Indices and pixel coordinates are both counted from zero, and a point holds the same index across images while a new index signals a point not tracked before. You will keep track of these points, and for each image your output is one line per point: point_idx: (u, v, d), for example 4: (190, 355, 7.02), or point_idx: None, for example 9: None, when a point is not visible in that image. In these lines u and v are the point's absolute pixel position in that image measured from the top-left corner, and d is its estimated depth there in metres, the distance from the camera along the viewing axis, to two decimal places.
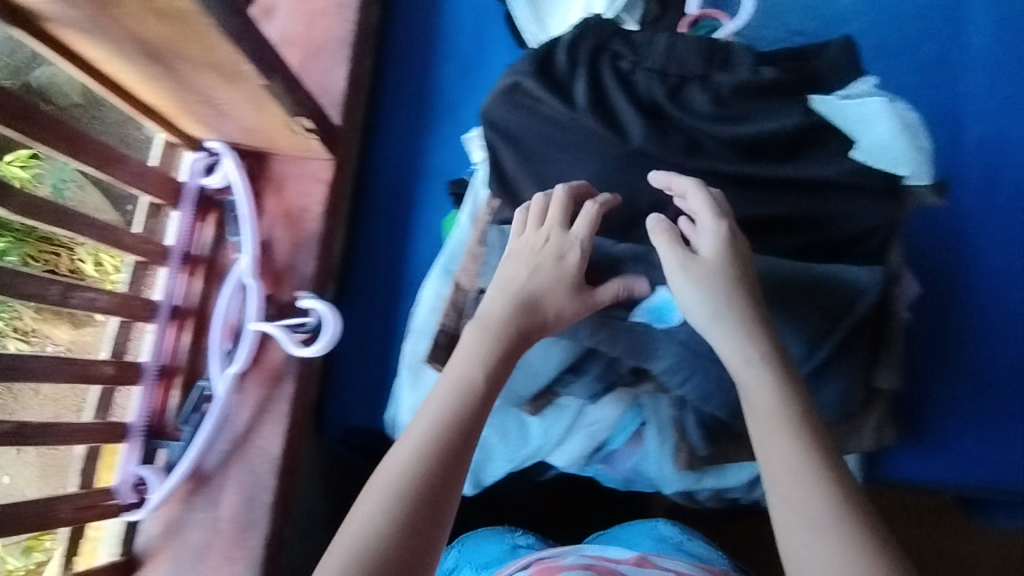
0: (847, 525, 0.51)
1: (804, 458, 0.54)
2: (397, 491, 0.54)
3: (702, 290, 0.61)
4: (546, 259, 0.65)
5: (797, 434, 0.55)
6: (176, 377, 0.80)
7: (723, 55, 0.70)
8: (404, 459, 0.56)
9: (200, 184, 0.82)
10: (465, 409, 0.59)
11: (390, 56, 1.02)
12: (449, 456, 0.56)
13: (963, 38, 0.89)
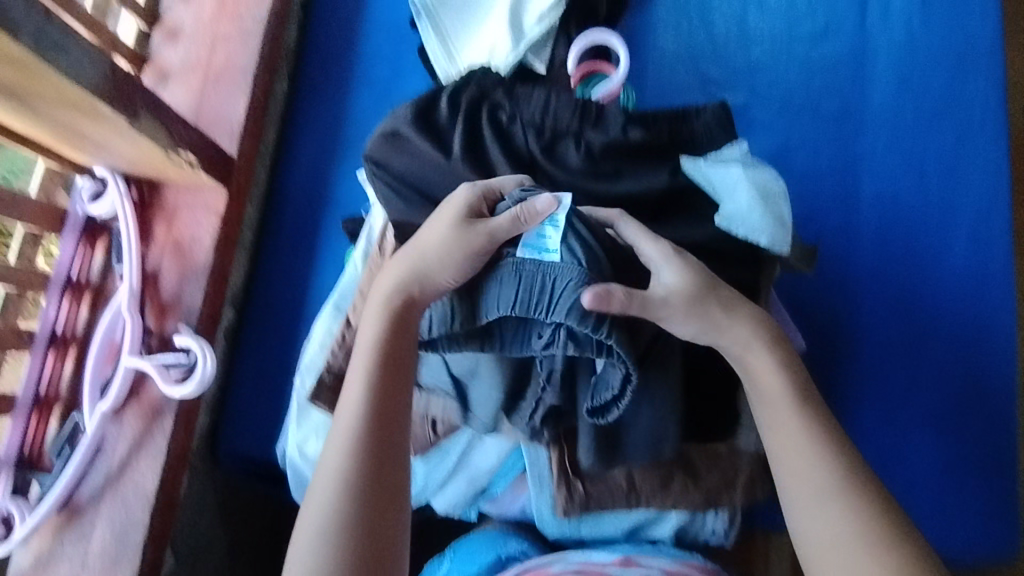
0: (846, 492, 0.59)
1: (802, 443, 0.61)
2: (341, 493, 0.59)
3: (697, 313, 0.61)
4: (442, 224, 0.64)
5: (783, 424, 0.62)
6: (55, 406, 0.80)
7: (597, 112, 0.71)
8: (339, 456, 0.61)
9: (87, 212, 0.81)
10: (381, 393, 0.63)
11: (304, 81, 1.01)
12: (378, 442, 0.61)
13: (864, 92, 0.96)
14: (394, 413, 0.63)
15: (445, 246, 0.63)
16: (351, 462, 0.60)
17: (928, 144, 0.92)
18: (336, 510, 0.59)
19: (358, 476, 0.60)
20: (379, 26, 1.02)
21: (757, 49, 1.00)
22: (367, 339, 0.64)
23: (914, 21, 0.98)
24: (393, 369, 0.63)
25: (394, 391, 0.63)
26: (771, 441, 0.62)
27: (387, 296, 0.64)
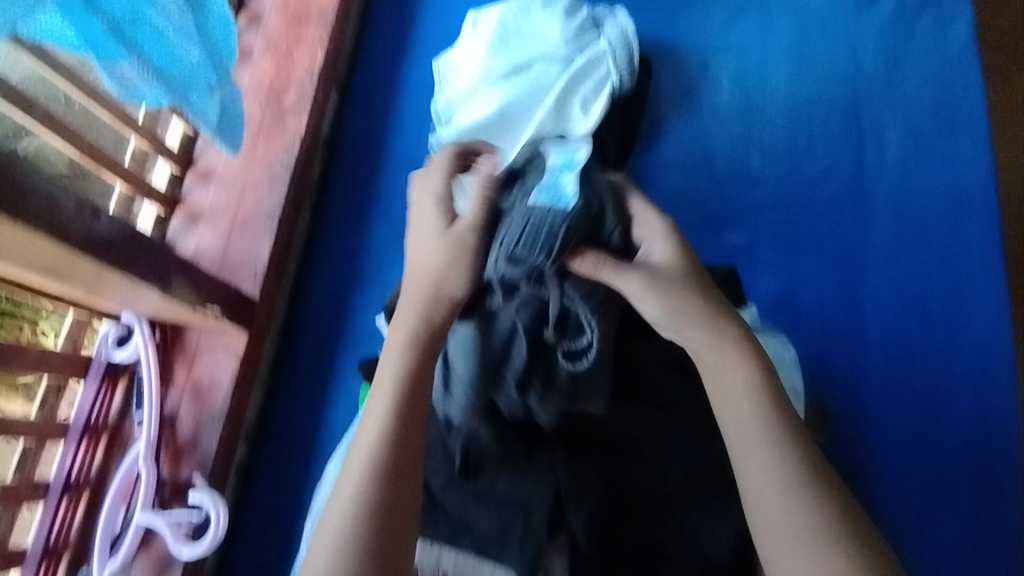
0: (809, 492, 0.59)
1: (767, 443, 0.60)
2: (359, 499, 0.62)
3: (673, 297, 0.65)
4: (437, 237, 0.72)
5: (746, 418, 0.62)
6: (62, 557, 0.79)
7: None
8: (361, 458, 0.64)
9: (110, 356, 0.83)
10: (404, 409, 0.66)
11: (326, 215, 1.07)
12: (399, 453, 0.64)
13: (865, 236, 1.01)
14: (416, 428, 0.66)
15: (438, 254, 0.71)
16: (370, 471, 0.63)
17: (926, 285, 0.98)
18: (351, 515, 0.61)
19: (375, 483, 0.63)
20: (400, 165, 1.08)
21: (760, 189, 1.04)
22: (393, 356, 0.69)
23: (907, 167, 1.04)
24: (416, 387, 0.67)
25: (416, 407, 0.66)
26: (732, 438, 0.63)
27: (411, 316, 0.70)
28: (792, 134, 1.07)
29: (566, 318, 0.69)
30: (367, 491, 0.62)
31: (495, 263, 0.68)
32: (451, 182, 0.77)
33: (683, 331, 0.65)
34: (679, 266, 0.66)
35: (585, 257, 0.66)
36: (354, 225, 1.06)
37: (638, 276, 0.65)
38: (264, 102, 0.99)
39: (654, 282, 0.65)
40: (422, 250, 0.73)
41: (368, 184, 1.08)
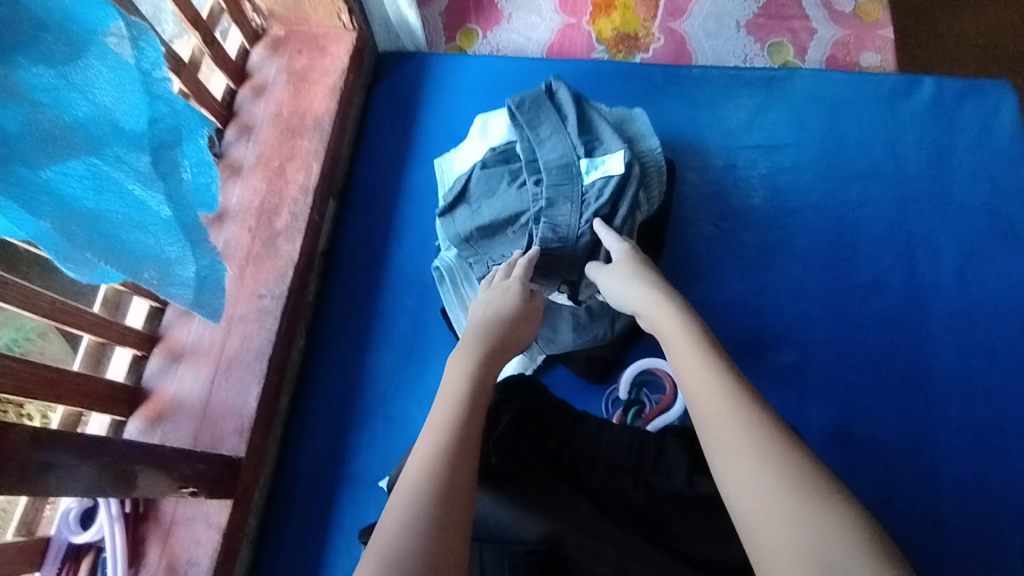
0: (754, 421, 0.57)
1: (714, 392, 0.61)
2: (424, 491, 0.54)
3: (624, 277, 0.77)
4: (500, 290, 0.78)
5: (696, 372, 0.63)
6: None
7: (650, 453, 0.70)
8: (406, 499, 0.54)
9: (71, 538, 0.71)
10: (455, 457, 0.57)
11: (324, 340, 0.97)
12: (452, 493, 0.55)
13: (928, 355, 0.92)
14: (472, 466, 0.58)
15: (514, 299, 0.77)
16: (422, 506, 0.53)
17: (1000, 414, 0.89)
18: (406, 552, 0.50)
19: (430, 515, 0.53)
20: (406, 282, 1.00)
21: (806, 300, 0.96)
22: (442, 413, 0.62)
23: (964, 278, 0.96)
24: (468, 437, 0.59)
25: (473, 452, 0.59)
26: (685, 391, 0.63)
27: (461, 374, 0.66)
28: (834, 240, 0.99)
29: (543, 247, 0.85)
30: (422, 525, 0.52)
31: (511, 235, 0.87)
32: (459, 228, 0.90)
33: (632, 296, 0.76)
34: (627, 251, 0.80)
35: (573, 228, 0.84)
36: (355, 351, 0.96)
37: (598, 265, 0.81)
38: (254, 225, 0.90)
39: (609, 268, 0.79)
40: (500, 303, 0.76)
41: (371, 304, 0.99)
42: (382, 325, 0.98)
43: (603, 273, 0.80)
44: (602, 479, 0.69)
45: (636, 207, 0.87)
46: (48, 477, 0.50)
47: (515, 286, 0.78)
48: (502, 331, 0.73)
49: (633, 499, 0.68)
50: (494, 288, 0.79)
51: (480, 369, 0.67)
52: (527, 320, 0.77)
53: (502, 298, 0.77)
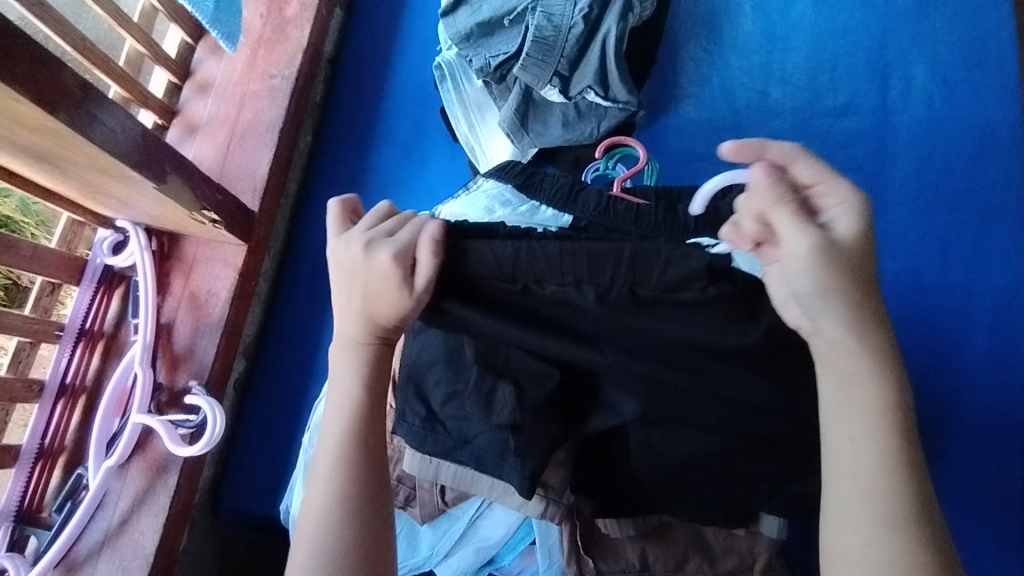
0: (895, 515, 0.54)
1: (880, 471, 0.54)
2: (328, 529, 0.62)
3: (836, 287, 0.55)
4: (372, 264, 0.62)
5: (861, 438, 0.56)
6: (59, 458, 0.79)
7: (637, 260, 0.57)
8: (314, 509, 0.63)
9: (106, 262, 0.82)
10: (353, 469, 0.64)
11: (329, 137, 1.04)
12: (356, 500, 0.64)
13: (886, 172, 0.97)
14: (372, 468, 0.65)
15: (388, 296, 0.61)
16: (332, 513, 0.63)
17: (953, 221, 0.94)
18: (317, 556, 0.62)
19: (335, 524, 0.62)
20: (407, 88, 1.05)
21: (780, 121, 1.02)
22: (337, 419, 0.66)
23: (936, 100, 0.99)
24: (367, 445, 0.65)
25: (371, 455, 0.65)
26: (834, 456, 0.56)
27: (351, 375, 0.66)
28: (814, 67, 1.03)
29: (536, 35, 0.90)
30: (330, 532, 0.62)
31: (510, 21, 0.92)
32: (457, 17, 0.95)
33: (820, 322, 0.56)
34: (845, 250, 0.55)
35: (568, 19, 0.90)
36: (358, 148, 1.03)
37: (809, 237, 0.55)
38: (265, 12, 0.96)
39: (830, 253, 0.55)
40: (377, 301, 0.62)
41: (373, 105, 1.05)
42: (384, 126, 1.04)
43: (814, 256, 0.55)
44: (600, 303, 0.58)
45: (628, 10, 0.90)
46: (94, 129, 0.59)
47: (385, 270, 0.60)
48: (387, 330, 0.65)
49: (624, 313, 0.59)
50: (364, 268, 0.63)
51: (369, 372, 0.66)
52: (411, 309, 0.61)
53: (374, 289, 0.62)
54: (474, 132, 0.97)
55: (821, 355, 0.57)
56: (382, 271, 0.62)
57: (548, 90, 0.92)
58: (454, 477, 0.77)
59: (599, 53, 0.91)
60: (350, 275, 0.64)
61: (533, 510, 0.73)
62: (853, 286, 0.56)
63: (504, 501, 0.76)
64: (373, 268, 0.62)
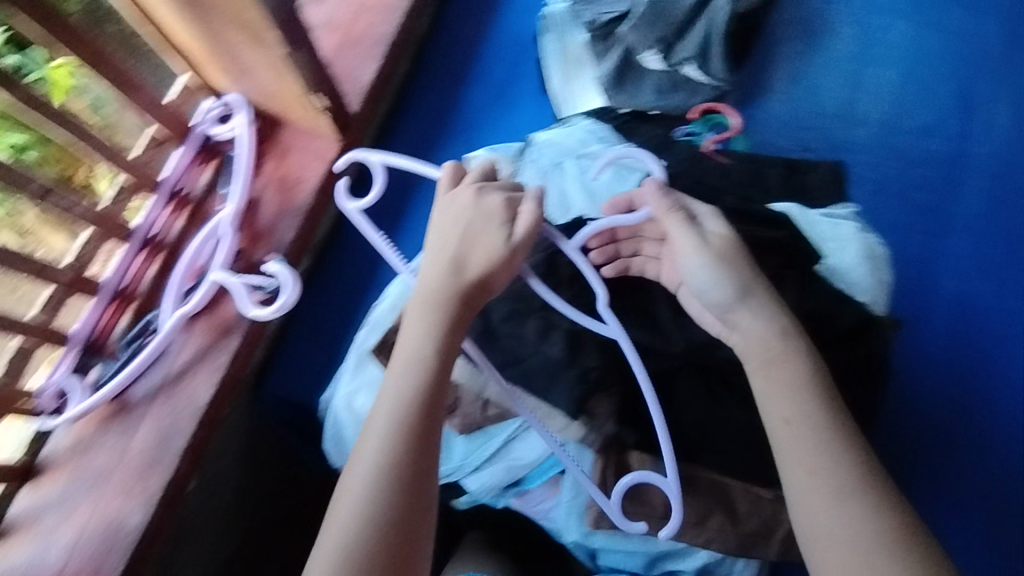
0: (848, 484, 0.59)
1: (817, 444, 0.60)
2: (377, 482, 0.61)
3: (729, 273, 0.65)
4: (476, 206, 0.69)
5: (796, 422, 0.61)
6: (131, 304, 0.82)
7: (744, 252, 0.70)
8: (373, 455, 0.63)
9: (209, 131, 0.85)
10: (412, 431, 0.64)
11: (427, 68, 1.08)
12: (405, 454, 0.63)
13: (957, 197, 0.99)
14: (426, 430, 0.64)
15: (489, 241, 0.68)
16: (383, 463, 0.62)
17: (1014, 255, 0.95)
18: (364, 498, 0.61)
19: (387, 488, 0.61)
20: (509, 34, 1.09)
21: (861, 130, 1.04)
22: (403, 378, 0.65)
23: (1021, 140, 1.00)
24: (427, 410, 0.64)
25: (427, 419, 0.64)
26: (782, 441, 0.62)
27: (423, 328, 0.67)
28: (903, 86, 1.06)
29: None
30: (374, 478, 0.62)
31: None
32: None
33: (743, 316, 0.65)
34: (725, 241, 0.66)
35: None
36: (452, 82, 1.07)
37: (695, 234, 0.66)
38: None
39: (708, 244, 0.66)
40: (474, 242, 0.68)
41: (474, 46, 1.09)
42: (483, 66, 1.08)
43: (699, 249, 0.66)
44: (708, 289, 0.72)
45: None
46: None
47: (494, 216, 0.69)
48: (476, 279, 0.68)
49: None
50: (469, 210, 0.69)
51: (449, 331, 0.67)
52: (507, 261, 0.68)
53: (479, 238, 0.68)
54: (569, 86, 1.00)
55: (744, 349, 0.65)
56: (491, 224, 0.68)
57: (649, 55, 0.95)
58: (499, 394, 0.79)
59: (706, 29, 0.95)
60: (451, 214, 0.70)
61: (574, 434, 0.75)
62: (759, 286, 0.66)
63: (545, 423, 0.78)
64: (475, 212, 0.69)
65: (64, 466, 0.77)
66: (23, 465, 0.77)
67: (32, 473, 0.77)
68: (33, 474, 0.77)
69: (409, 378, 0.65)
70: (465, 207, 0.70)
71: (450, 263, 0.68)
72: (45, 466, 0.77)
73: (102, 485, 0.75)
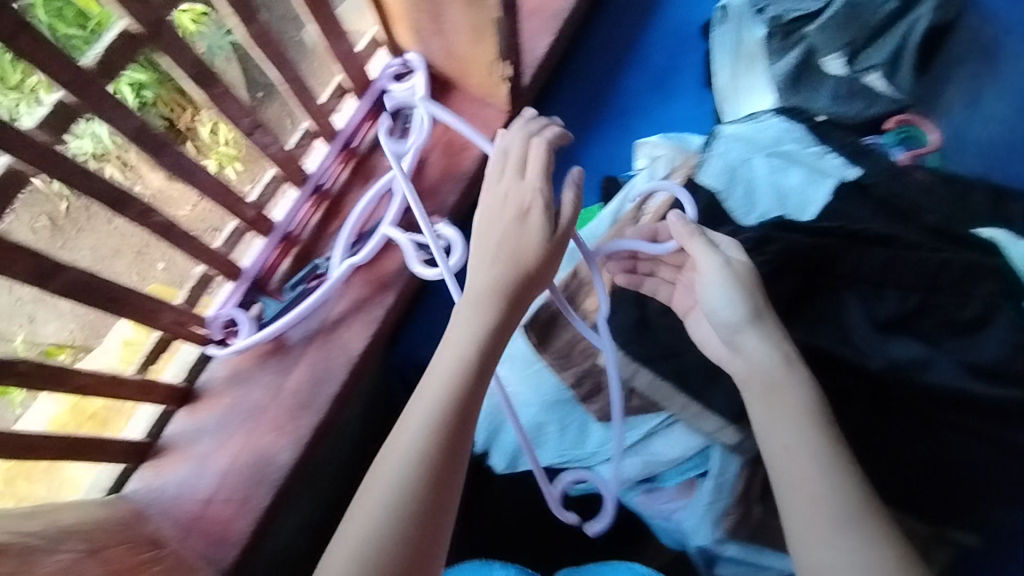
0: (872, 529, 0.53)
1: (839, 484, 0.55)
2: (402, 486, 0.52)
3: (745, 292, 0.64)
4: (514, 191, 0.64)
5: (796, 448, 0.57)
6: (295, 247, 0.84)
7: (946, 275, 0.64)
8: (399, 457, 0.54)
9: (387, 87, 0.86)
10: (445, 431, 0.55)
11: (585, 45, 1.06)
12: (439, 458, 0.54)
13: None
14: (460, 436, 0.55)
15: (532, 237, 0.63)
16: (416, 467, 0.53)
17: None
18: (392, 501, 0.52)
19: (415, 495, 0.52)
20: (675, 21, 1.06)
21: None
22: (440, 376, 0.57)
23: None
24: (464, 413, 0.56)
25: (460, 425, 0.55)
26: (778, 466, 0.58)
27: (472, 326, 0.59)
28: None
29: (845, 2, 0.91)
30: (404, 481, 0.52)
31: None
32: None
33: (746, 343, 0.64)
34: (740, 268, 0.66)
35: None
36: (612, 63, 1.05)
37: (717, 256, 0.65)
38: None
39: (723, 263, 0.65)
40: (517, 239, 0.63)
41: (637, 28, 1.06)
42: (643, 52, 1.05)
43: (717, 267, 0.65)
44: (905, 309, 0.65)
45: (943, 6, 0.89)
46: None
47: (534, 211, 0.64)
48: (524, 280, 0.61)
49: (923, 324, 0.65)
50: (506, 202, 0.65)
51: (493, 327, 0.60)
52: (551, 259, 0.63)
53: (511, 233, 0.63)
54: (737, 89, 0.95)
55: (744, 376, 0.63)
56: (526, 220, 0.63)
57: (832, 58, 0.91)
58: (648, 388, 0.79)
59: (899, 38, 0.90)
60: (490, 207, 0.65)
61: (727, 438, 0.76)
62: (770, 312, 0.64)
63: (693, 423, 0.77)
64: (513, 197, 0.64)
65: (220, 396, 0.79)
66: (184, 391, 0.79)
67: (190, 399, 0.80)
68: (191, 400, 0.80)
69: (442, 374, 0.57)
70: (500, 199, 0.65)
71: (502, 264, 0.62)
72: (202, 393, 0.80)
73: (255, 420, 0.78)
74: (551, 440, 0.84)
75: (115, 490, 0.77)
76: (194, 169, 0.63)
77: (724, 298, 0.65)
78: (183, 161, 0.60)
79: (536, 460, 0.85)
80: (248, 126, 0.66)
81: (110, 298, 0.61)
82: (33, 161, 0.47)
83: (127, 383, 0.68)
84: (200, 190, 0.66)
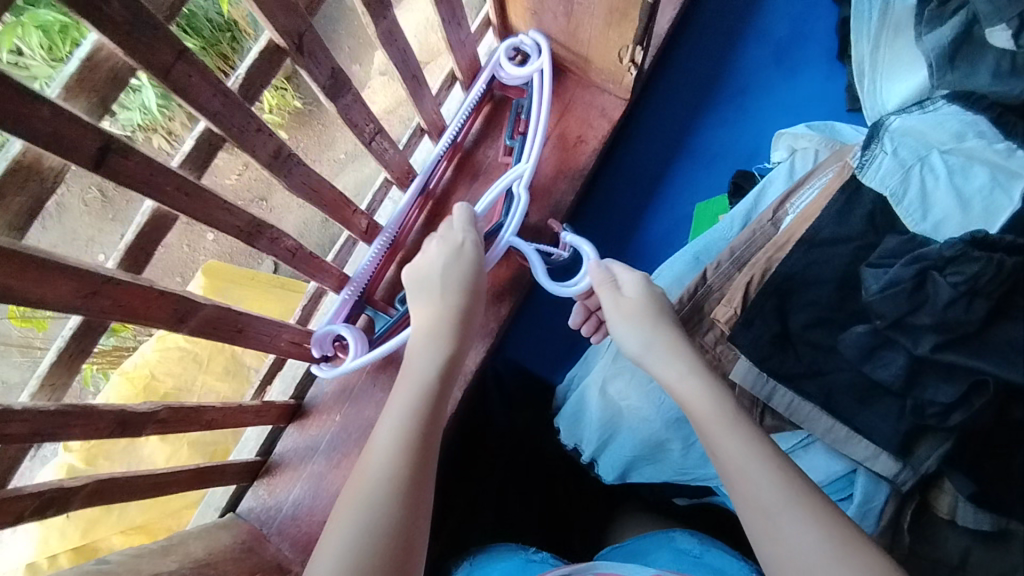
0: (802, 502, 0.49)
1: (749, 457, 0.52)
2: (380, 497, 0.47)
3: (638, 322, 0.64)
4: (447, 247, 0.65)
5: (721, 447, 0.53)
6: (400, 253, 0.78)
7: None
8: (378, 463, 0.49)
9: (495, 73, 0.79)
10: (414, 439, 0.50)
11: (696, 14, 0.95)
12: (412, 485, 0.48)
13: None
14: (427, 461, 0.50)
15: (461, 285, 0.62)
16: (387, 494, 0.47)
17: None
18: (353, 552, 0.44)
19: (386, 504, 0.46)
20: None
21: None
22: (410, 385, 0.54)
23: None
24: (432, 417, 0.52)
25: (429, 443, 0.51)
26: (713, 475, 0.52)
27: (430, 347, 0.57)
28: None
29: None
30: (377, 512, 0.46)
31: None
32: None
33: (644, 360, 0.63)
34: (648, 299, 0.66)
35: None
36: (727, 35, 0.94)
37: (611, 295, 0.67)
38: None
39: (620, 300, 0.67)
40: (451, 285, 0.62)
41: None
42: (761, 20, 0.94)
43: (615, 306, 0.67)
44: None
45: None
46: None
47: (465, 249, 0.65)
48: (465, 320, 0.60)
49: None
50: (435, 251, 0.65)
51: (451, 355, 0.57)
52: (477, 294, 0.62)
53: (451, 266, 0.63)
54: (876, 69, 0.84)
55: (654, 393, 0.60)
56: (462, 254, 0.64)
57: (1000, 28, 0.70)
58: (787, 408, 0.71)
59: None
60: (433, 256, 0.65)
61: (881, 467, 0.68)
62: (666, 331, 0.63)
63: (840, 448, 0.70)
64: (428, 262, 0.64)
65: (331, 412, 0.76)
66: (292, 407, 0.76)
67: (298, 416, 0.76)
68: (299, 417, 0.76)
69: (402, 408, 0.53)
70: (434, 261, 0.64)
71: (450, 304, 0.60)
72: (311, 410, 0.76)
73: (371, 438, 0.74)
74: (673, 458, 0.78)
75: (228, 510, 0.74)
76: (318, 185, 0.58)
77: (623, 335, 0.65)
78: (306, 177, 0.55)
79: (655, 475, 0.81)
80: (370, 134, 0.62)
81: (237, 330, 0.56)
82: (196, 211, 0.47)
83: (249, 411, 0.65)
84: (317, 207, 0.60)
